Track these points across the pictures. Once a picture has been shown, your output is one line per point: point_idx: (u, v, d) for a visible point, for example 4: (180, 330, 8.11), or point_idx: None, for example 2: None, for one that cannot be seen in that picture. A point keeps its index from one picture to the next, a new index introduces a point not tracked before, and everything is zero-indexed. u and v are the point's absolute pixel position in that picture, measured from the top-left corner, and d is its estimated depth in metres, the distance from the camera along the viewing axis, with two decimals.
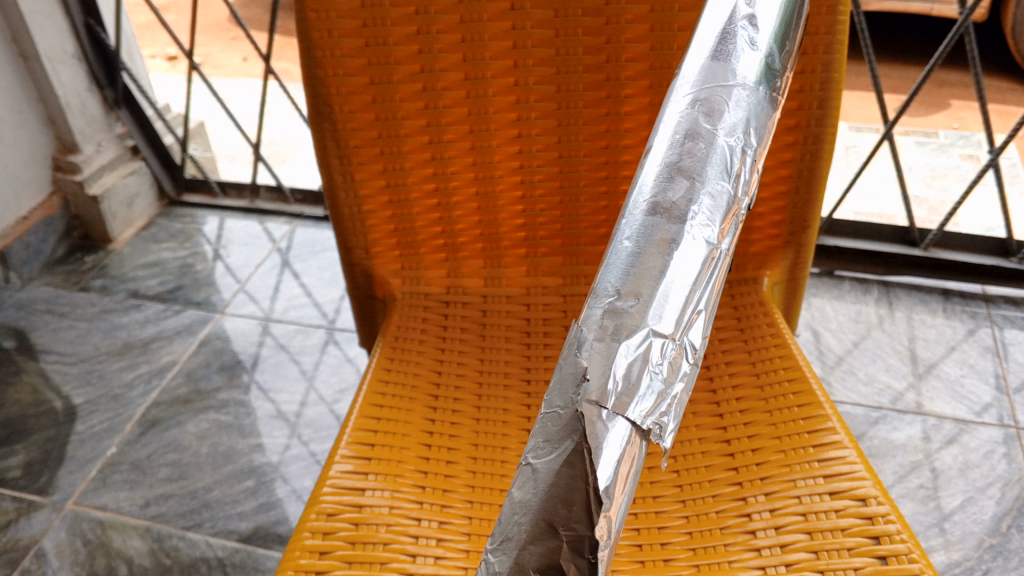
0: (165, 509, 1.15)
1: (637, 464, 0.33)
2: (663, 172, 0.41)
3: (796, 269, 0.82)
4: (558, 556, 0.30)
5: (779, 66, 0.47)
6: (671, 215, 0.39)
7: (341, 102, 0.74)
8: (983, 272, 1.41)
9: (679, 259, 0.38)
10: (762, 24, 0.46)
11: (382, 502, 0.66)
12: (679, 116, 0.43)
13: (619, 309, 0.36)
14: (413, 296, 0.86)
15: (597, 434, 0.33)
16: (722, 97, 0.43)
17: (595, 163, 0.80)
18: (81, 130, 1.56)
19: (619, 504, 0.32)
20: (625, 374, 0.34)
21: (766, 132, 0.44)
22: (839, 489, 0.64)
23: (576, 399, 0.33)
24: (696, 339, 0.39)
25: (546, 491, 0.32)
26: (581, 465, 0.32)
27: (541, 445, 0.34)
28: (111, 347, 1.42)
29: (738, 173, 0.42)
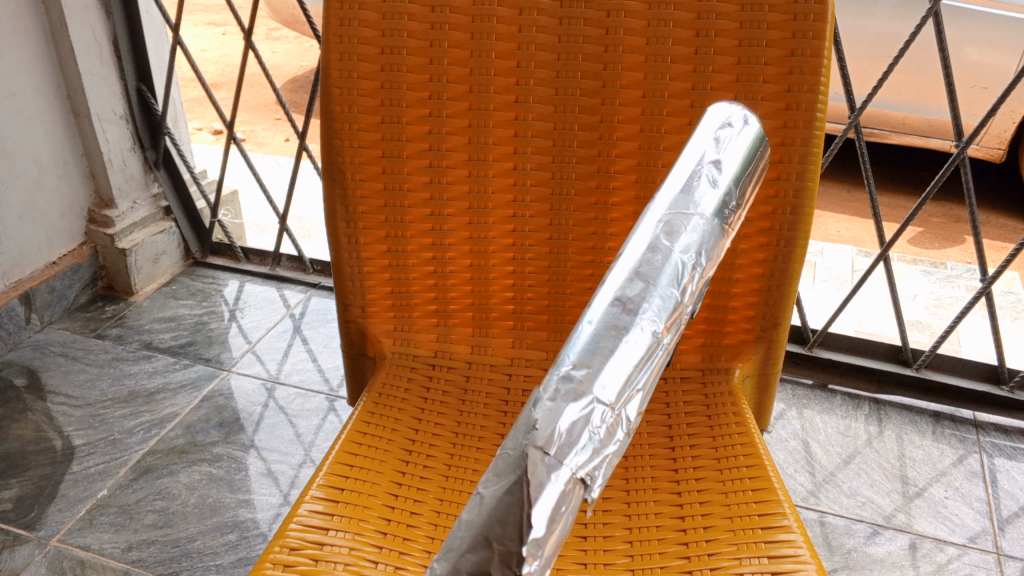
0: (145, 554, 1.17)
1: (571, 512, 0.33)
2: (624, 277, 0.39)
3: (768, 363, 0.86)
4: (488, 566, 0.32)
5: (733, 206, 0.43)
6: (625, 310, 0.38)
7: (353, 171, 0.80)
8: (975, 398, 1.43)
9: (624, 349, 0.37)
10: (730, 157, 0.42)
11: (343, 543, 0.69)
12: (647, 228, 0.41)
13: (571, 376, 0.36)
14: (402, 357, 0.90)
15: (538, 479, 0.33)
16: (680, 218, 0.41)
17: (583, 246, 0.85)
18: (119, 186, 1.65)
19: (556, 531, 0.32)
20: (567, 429, 0.34)
21: (714, 259, 0.42)
22: (781, 569, 0.67)
23: (525, 443, 0.34)
24: (634, 416, 0.36)
25: (487, 513, 0.33)
26: (520, 493, 0.33)
27: (492, 476, 0.34)
28: (117, 394, 1.46)
29: (687, 287, 0.41)
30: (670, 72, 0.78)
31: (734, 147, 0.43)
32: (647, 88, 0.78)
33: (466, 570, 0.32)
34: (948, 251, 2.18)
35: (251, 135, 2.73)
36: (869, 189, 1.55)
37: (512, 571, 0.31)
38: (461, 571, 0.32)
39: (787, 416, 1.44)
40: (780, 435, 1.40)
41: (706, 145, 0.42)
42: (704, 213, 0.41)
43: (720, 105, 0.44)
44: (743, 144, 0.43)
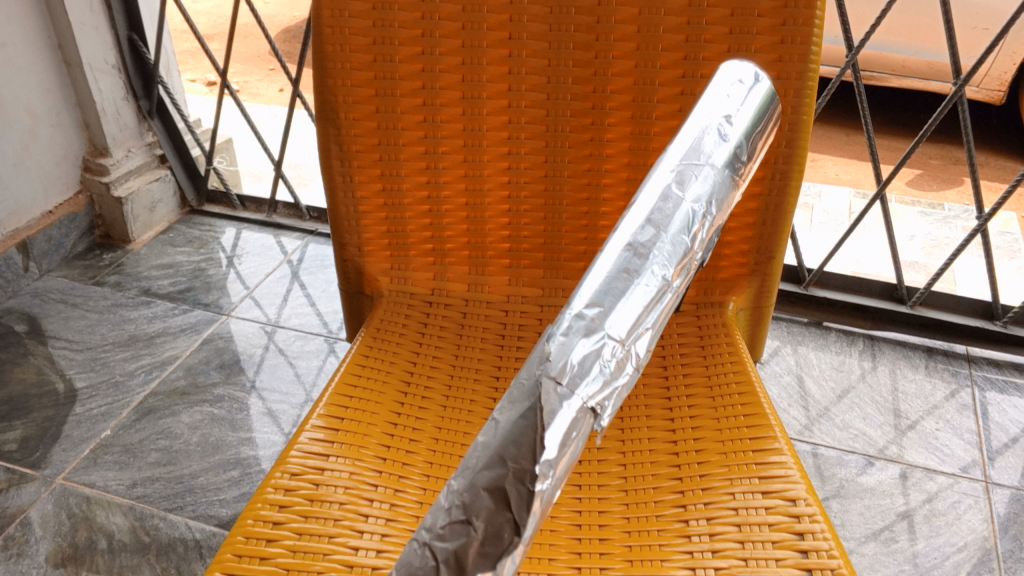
0: (150, 491, 1.19)
1: (581, 439, 0.37)
2: (637, 223, 0.43)
3: (761, 296, 0.88)
4: (503, 483, 0.35)
5: (743, 159, 0.47)
6: (637, 255, 0.41)
7: (347, 109, 0.80)
8: (968, 333, 1.44)
9: (636, 291, 0.41)
10: (739, 115, 0.47)
11: (343, 468, 0.71)
12: (660, 179, 0.45)
13: (583, 315, 0.39)
14: (399, 294, 0.91)
15: (551, 407, 0.36)
16: (692, 170, 0.45)
17: (578, 184, 0.85)
18: (114, 135, 1.65)
19: (566, 455, 0.36)
20: (579, 361, 0.38)
21: (722, 210, 0.46)
22: (771, 489, 0.69)
23: (539, 373, 0.37)
24: (642, 352, 0.41)
25: (503, 435, 0.36)
26: (534, 420, 0.36)
27: (507, 404, 0.37)
28: (118, 338, 1.48)
29: (697, 233, 0.45)
30: (665, 7, 0.77)
31: (742, 107, 0.47)
32: (641, 24, 0.78)
33: (484, 485, 0.35)
34: (946, 193, 2.18)
35: (245, 86, 2.70)
36: (866, 130, 1.55)
37: (526, 489, 0.34)
38: (479, 485, 0.35)
39: (781, 353, 1.46)
40: (774, 370, 1.42)
41: (718, 105, 0.47)
42: (716, 164, 0.46)
43: (733, 66, 0.49)
44: (751, 103, 0.48)
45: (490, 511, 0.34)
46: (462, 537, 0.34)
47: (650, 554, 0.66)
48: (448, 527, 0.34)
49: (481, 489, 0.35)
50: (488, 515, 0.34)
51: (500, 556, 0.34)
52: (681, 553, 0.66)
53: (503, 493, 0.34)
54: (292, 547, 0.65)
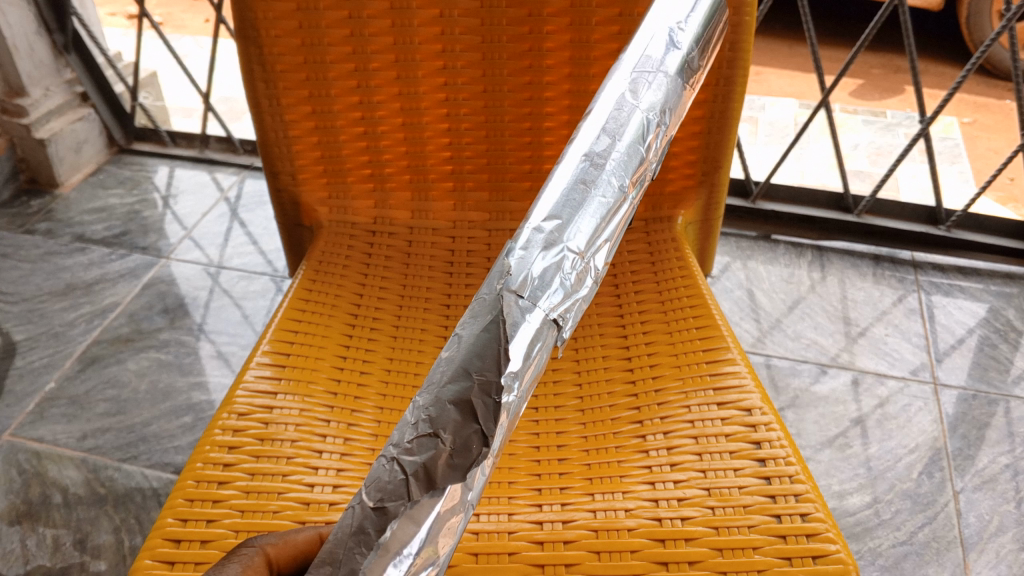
0: (101, 442, 1.16)
1: (544, 351, 0.39)
2: (594, 134, 0.45)
3: (710, 210, 0.87)
4: (470, 395, 0.36)
5: (695, 66, 0.49)
6: (593, 165, 0.43)
7: (268, 26, 0.75)
8: (913, 239, 1.47)
9: (593, 202, 0.43)
10: (689, 22, 0.49)
11: (292, 405, 0.69)
12: (616, 89, 0.47)
13: (540, 229, 0.41)
14: (340, 225, 0.87)
15: (513, 319, 0.38)
16: (645, 78, 0.47)
17: (519, 98, 0.82)
18: (29, 73, 1.55)
19: (529, 367, 0.38)
20: (539, 274, 0.40)
21: (676, 117, 0.48)
22: (726, 400, 0.69)
23: (500, 288, 0.39)
24: (600, 261, 0.44)
25: (466, 349, 0.38)
26: (497, 332, 0.38)
27: (468, 320, 0.39)
28: (54, 287, 1.42)
29: (652, 143, 0.46)
30: None
31: (691, 15, 0.49)
32: None
33: (449, 399, 0.36)
34: (887, 102, 2.17)
35: (169, 17, 2.57)
36: (807, 41, 1.52)
37: (492, 400, 0.36)
38: (445, 399, 0.36)
39: (731, 268, 1.46)
40: (724, 286, 1.43)
41: (668, 14, 0.49)
42: (665, 73, 0.47)
43: None
44: (700, 11, 0.50)
45: (458, 424, 0.35)
46: (430, 450, 0.35)
47: (609, 469, 0.66)
48: (415, 441, 0.35)
49: (447, 403, 0.36)
50: (454, 428, 0.35)
51: (469, 467, 0.35)
52: (639, 469, 0.65)
53: (470, 405, 0.36)
54: (245, 488, 0.63)
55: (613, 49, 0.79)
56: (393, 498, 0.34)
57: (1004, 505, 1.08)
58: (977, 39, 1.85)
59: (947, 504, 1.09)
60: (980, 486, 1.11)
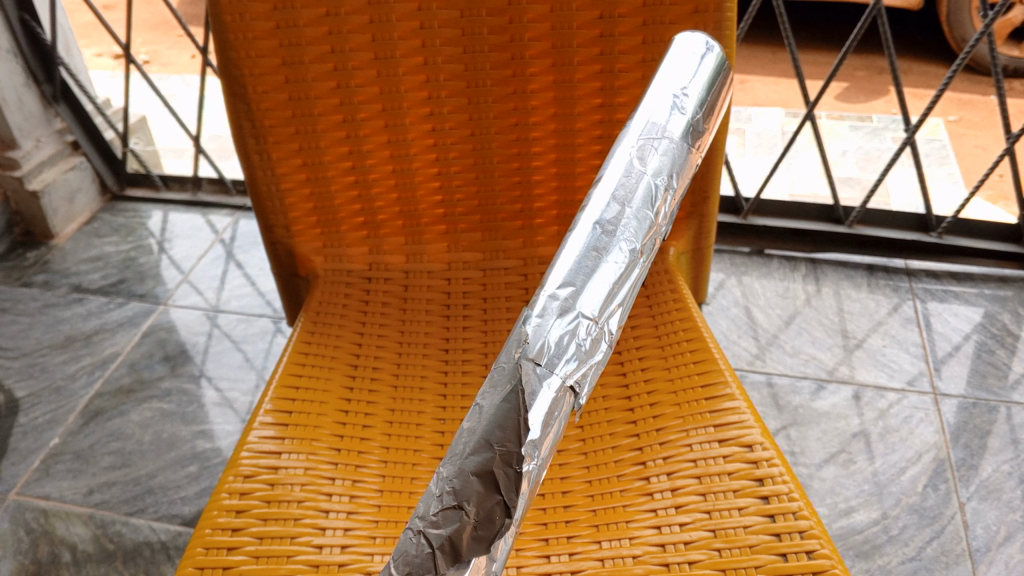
0: (108, 496, 1.17)
1: (559, 422, 0.39)
2: (603, 202, 0.45)
3: (701, 239, 0.88)
4: (492, 465, 0.35)
5: (701, 127, 0.48)
6: (605, 232, 0.43)
7: (254, 83, 0.76)
8: (905, 247, 1.47)
9: (604, 269, 0.42)
10: (696, 81, 0.48)
11: (297, 464, 0.70)
12: (623, 155, 0.46)
13: (556, 296, 0.41)
14: (336, 273, 0.89)
15: (532, 388, 0.38)
16: (652, 143, 0.46)
17: (506, 139, 0.83)
18: (19, 126, 1.54)
19: (547, 437, 0.38)
20: (555, 342, 0.40)
21: (684, 178, 0.47)
22: (727, 436, 0.70)
23: (519, 356, 0.40)
24: (614, 328, 0.43)
25: (488, 419, 0.37)
26: (517, 402, 0.38)
27: (489, 390, 0.39)
28: (54, 340, 1.43)
29: (662, 208, 0.46)
30: None
31: (698, 74, 0.48)
32: None
33: (473, 470, 0.35)
34: (873, 104, 2.16)
35: (155, 56, 2.58)
36: (788, 47, 1.49)
37: (514, 470, 0.36)
38: (468, 470, 0.35)
39: (727, 285, 1.47)
40: (721, 304, 1.43)
41: (670, 77, 0.47)
42: (673, 136, 0.46)
43: (688, 35, 0.50)
44: (707, 68, 0.49)
45: (481, 495, 0.35)
46: (456, 522, 0.34)
47: (613, 514, 0.67)
48: (440, 513, 0.34)
49: (471, 474, 0.35)
50: (479, 499, 0.35)
51: (494, 539, 0.34)
52: (645, 512, 0.66)
53: (493, 475, 0.35)
54: (254, 553, 0.63)
55: (596, 87, 0.80)
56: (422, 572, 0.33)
57: (1010, 515, 1.09)
58: (959, 36, 1.85)
59: (954, 516, 1.09)
60: (985, 496, 1.11)
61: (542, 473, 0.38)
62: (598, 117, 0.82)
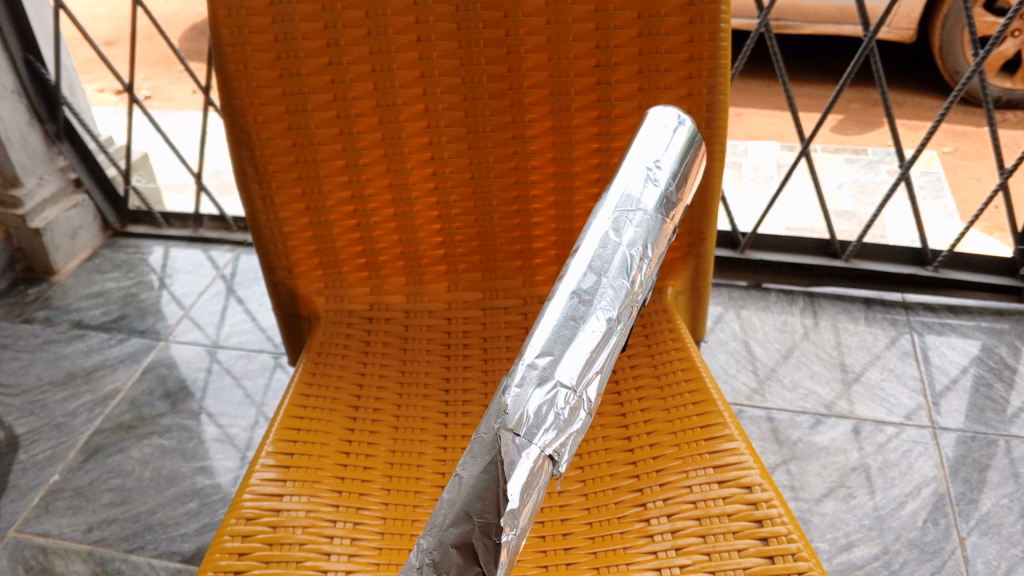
0: (108, 534, 1.17)
1: (540, 486, 0.39)
2: (579, 272, 0.45)
3: (698, 278, 0.89)
4: (471, 536, 0.36)
5: (676, 197, 0.48)
6: (582, 302, 0.43)
7: (258, 130, 0.78)
8: (901, 281, 1.49)
9: (582, 337, 0.42)
10: (669, 154, 0.48)
11: (299, 506, 0.70)
12: (598, 228, 0.46)
13: (535, 365, 0.41)
14: (337, 314, 0.89)
15: (510, 458, 0.38)
16: (626, 216, 0.47)
17: (506, 182, 0.84)
18: (23, 164, 1.55)
19: (528, 504, 0.38)
20: (534, 412, 0.40)
21: (659, 248, 0.47)
22: (727, 477, 0.70)
23: (498, 427, 0.40)
24: (594, 396, 0.43)
25: (468, 491, 0.38)
26: (496, 472, 0.38)
27: (469, 460, 0.39)
28: (55, 376, 1.43)
29: (637, 277, 0.46)
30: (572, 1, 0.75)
31: (670, 146, 0.48)
32: (551, 33, 0.77)
33: (452, 542, 0.36)
34: (868, 136, 2.17)
35: (156, 92, 2.61)
36: (781, 82, 1.50)
37: (492, 542, 0.36)
38: (448, 543, 0.36)
39: (725, 319, 1.48)
40: (719, 338, 1.44)
41: (647, 149, 0.48)
42: (647, 208, 0.47)
43: (659, 108, 0.50)
44: (679, 140, 0.49)
45: (460, 567, 0.36)
46: None
47: (614, 556, 0.67)
48: None
49: (450, 546, 0.36)
50: (457, 571, 0.36)
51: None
52: (646, 554, 0.66)
53: (471, 547, 0.36)
54: None
55: (594, 132, 0.82)
56: None
57: (1010, 549, 1.09)
58: (951, 69, 1.87)
59: (954, 552, 1.09)
60: (985, 531, 1.11)
61: (524, 539, 0.38)
62: (596, 160, 0.83)
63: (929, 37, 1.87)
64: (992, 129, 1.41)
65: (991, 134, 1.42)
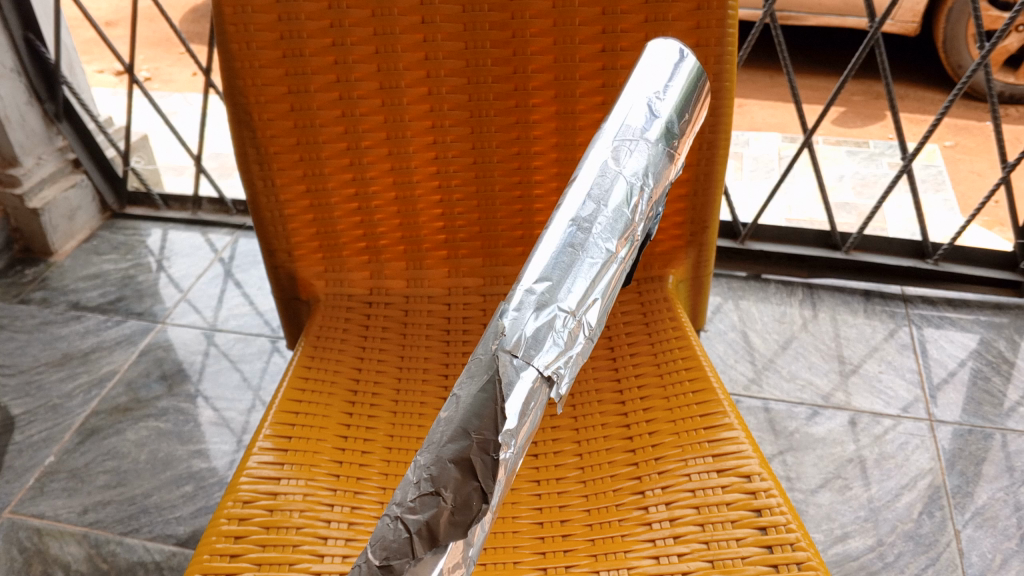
0: (103, 515, 1.17)
1: (540, 406, 0.39)
2: (577, 202, 0.44)
3: (699, 267, 0.89)
4: (469, 453, 0.36)
5: (679, 129, 0.46)
6: (580, 229, 0.43)
7: (259, 111, 0.77)
8: (901, 273, 1.48)
9: (581, 265, 0.42)
10: (671, 88, 0.46)
11: (296, 490, 0.70)
12: (597, 157, 0.45)
13: (532, 290, 0.41)
14: (336, 298, 0.89)
15: (508, 378, 0.38)
16: (627, 145, 0.45)
17: (508, 167, 0.84)
18: (21, 143, 1.54)
19: (527, 423, 0.38)
20: (532, 334, 0.40)
21: (663, 179, 0.45)
22: (725, 466, 0.70)
23: (496, 347, 0.40)
24: (593, 321, 0.42)
25: (465, 409, 0.38)
26: (494, 391, 0.38)
27: (467, 380, 0.40)
28: (51, 357, 1.43)
29: (639, 205, 0.44)
30: None
31: (673, 81, 0.46)
32: (557, 17, 0.76)
33: (450, 458, 0.36)
34: (869, 129, 2.17)
35: (156, 73, 2.59)
36: (785, 72, 1.47)
37: (490, 457, 0.36)
38: (446, 458, 0.36)
39: (724, 309, 1.48)
40: (718, 328, 1.44)
41: (647, 81, 0.46)
42: (650, 138, 0.45)
43: (660, 40, 0.48)
44: (684, 74, 0.47)
45: (458, 482, 0.36)
46: (432, 507, 0.35)
47: (612, 544, 0.67)
48: (417, 500, 0.36)
49: (448, 462, 0.36)
50: (455, 485, 0.36)
51: (471, 524, 0.35)
52: (644, 542, 0.66)
53: (469, 462, 0.36)
54: None
55: (597, 118, 0.81)
56: (399, 556, 0.34)
57: (1005, 543, 1.09)
58: (954, 63, 1.86)
59: (949, 544, 1.09)
60: (980, 523, 1.12)
61: (521, 461, 0.38)
62: None
63: (933, 31, 1.86)
64: (995, 124, 1.40)
65: (994, 128, 1.41)
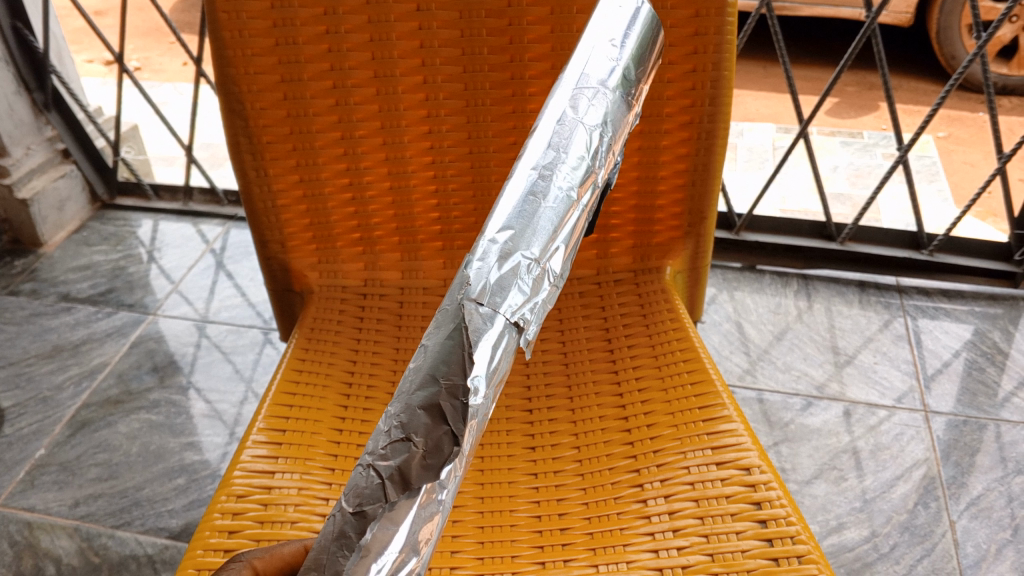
0: (94, 509, 1.16)
1: (509, 355, 0.38)
2: (539, 149, 0.42)
3: (697, 258, 0.88)
4: (438, 398, 0.36)
5: (635, 78, 0.46)
6: (542, 176, 0.41)
7: (252, 100, 0.76)
8: (896, 264, 1.48)
9: (546, 213, 0.41)
10: (629, 37, 0.45)
11: (291, 484, 0.69)
12: (556, 107, 0.44)
13: (495, 242, 0.40)
14: (330, 289, 0.88)
15: (476, 326, 0.37)
16: (585, 93, 0.44)
17: (504, 157, 0.83)
18: (9, 134, 1.52)
19: (497, 363, 0.37)
20: (497, 281, 0.39)
21: (620, 128, 0.45)
22: (725, 459, 0.69)
23: (462, 298, 0.39)
24: (556, 268, 0.41)
25: (433, 356, 0.38)
26: (461, 338, 0.38)
27: (434, 330, 0.39)
28: (42, 349, 1.41)
29: (600, 154, 0.44)
30: None
31: (631, 30, 0.45)
32: (554, 4, 0.75)
33: (419, 404, 0.36)
34: (863, 119, 2.16)
35: (146, 63, 2.57)
36: (780, 62, 1.45)
37: (459, 402, 0.36)
38: (415, 405, 0.36)
39: (718, 300, 1.47)
40: (713, 319, 1.43)
41: (606, 26, 0.45)
42: (608, 86, 0.44)
43: None
44: (641, 20, 0.46)
45: (429, 427, 0.36)
46: (403, 453, 0.35)
47: (611, 538, 0.66)
48: (389, 447, 0.36)
49: (417, 408, 0.36)
50: (426, 430, 0.36)
51: (441, 467, 0.35)
52: (643, 536, 0.66)
53: (439, 408, 0.36)
54: None
55: None
56: (372, 501, 0.34)
57: (1001, 533, 1.09)
58: (948, 54, 1.85)
59: (945, 534, 1.09)
60: (975, 514, 1.11)
61: (492, 405, 0.38)
62: None
63: (928, 22, 1.85)
64: (992, 114, 1.39)
65: (990, 118, 1.39)
